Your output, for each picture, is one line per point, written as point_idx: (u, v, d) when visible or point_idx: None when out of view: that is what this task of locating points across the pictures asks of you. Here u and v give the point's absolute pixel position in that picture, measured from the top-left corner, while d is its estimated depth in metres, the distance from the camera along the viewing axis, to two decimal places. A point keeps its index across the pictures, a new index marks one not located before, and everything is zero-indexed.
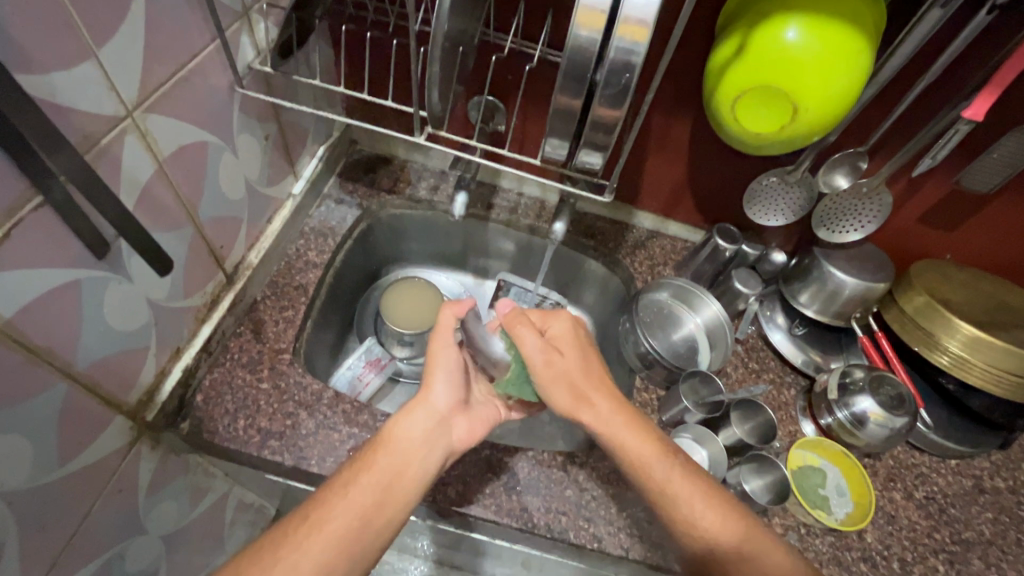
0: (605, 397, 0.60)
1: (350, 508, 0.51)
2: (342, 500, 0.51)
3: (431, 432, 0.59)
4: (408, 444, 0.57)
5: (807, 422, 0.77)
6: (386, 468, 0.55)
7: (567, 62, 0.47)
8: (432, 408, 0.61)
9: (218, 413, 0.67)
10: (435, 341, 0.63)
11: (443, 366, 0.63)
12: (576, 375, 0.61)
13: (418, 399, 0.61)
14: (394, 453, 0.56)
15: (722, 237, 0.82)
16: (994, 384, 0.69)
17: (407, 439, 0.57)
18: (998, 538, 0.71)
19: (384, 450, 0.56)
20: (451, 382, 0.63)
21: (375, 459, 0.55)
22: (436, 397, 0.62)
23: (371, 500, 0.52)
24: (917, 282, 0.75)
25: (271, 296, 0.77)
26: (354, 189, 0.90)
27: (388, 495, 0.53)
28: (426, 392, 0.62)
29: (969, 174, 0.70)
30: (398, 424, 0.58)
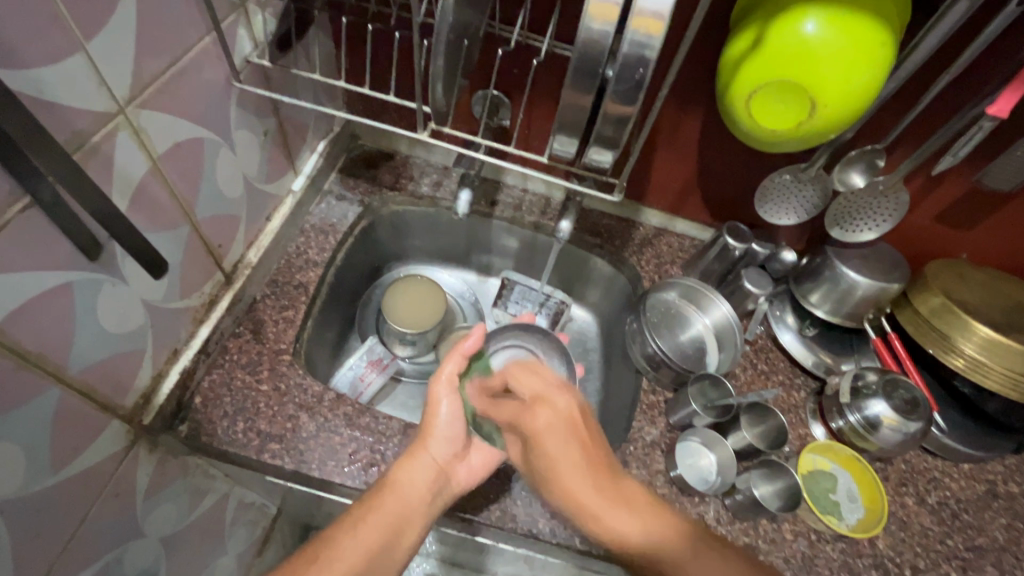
0: (591, 468, 0.57)
1: (359, 545, 0.54)
2: (351, 537, 0.54)
3: (432, 479, 0.60)
4: (413, 488, 0.59)
5: (818, 425, 0.76)
6: (392, 509, 0.57)
7: (578, 57, 0.45)
8: (431, 459, 0.61)
9: (217, 415, 0.65)
10: (437, 389, 0.64)
11: (441, 421, 0.64)
12: (544, 462, 0.59)
13: (419, 444, 0.62)
14: (400, 499, 0.58)
15: (732, 236, 0.80)
16: (1011, 388, 0.67)
17: (411, 484, 0.59)
18: (1012, 544, 0.70)
19: (388, 493, 0.58)
20: (451, 434, 0.64)
21: (381, 500, 0.57)
22: (435, 452, 0.62)
23: (378, 541, 0.55)
24: (933, 282, 0.73)
25: (271, 295, 0.75)
26: (355, 186, 0.88)
27: (394, 534, 0.56)
28: (425, 441, 0.63)
29: (991, 171, 0.68)
30: (403, 467, 0.60)
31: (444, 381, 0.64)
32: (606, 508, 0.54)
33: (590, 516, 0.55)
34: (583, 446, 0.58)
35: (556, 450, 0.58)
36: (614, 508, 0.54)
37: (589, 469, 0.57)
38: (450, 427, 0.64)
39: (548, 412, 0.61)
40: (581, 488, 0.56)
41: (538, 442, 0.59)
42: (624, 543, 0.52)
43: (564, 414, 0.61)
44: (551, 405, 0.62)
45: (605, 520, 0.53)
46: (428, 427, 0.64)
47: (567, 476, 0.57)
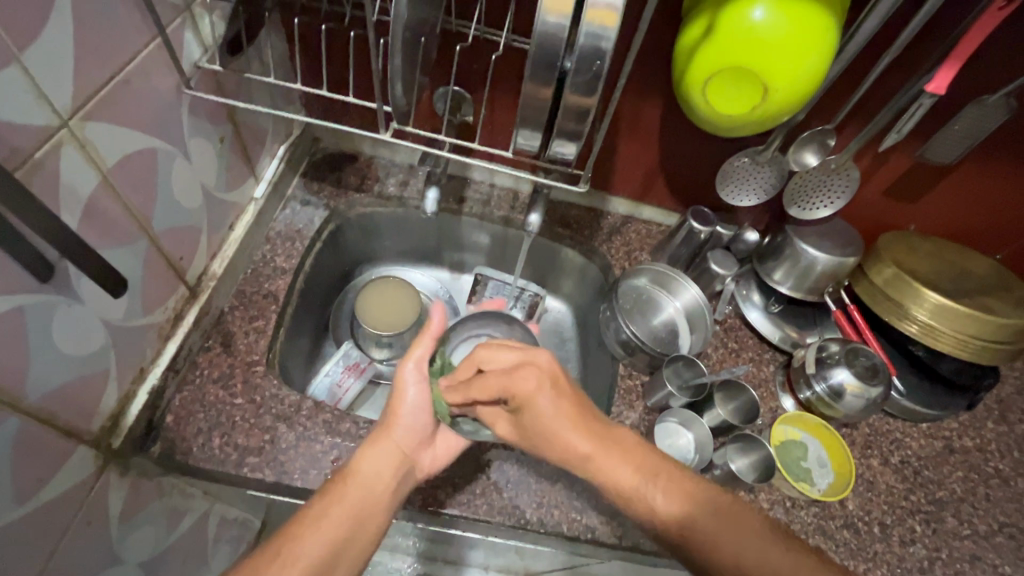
0: (579, 424, 0.54)
1: (322, 540, 0.52)
2: (315, 529, 0.52)
3: (392, 466, 0.59)
4: (375, 474, 0.58)
5: (787, 396, 0.79)
6: (353, 500, 0.56)
7: (536, 51, 0.45)
8: (394, 445, 0.60)
9: (191, 433, 0.64)
10: (404, 374, 0.63)
11: (406, 408, 0.62)
12: (541, 425, 0.55)
13: (382, 432, 0.61)
14: (362, 486, 0.57)
15: (697, 219, 0.82)
16: (961, 348, 0.72)
17: (373, 471, 0.58)
18: (969, 495, 0.74)
19: (351, 482, 0.57)
20: (414, 423, 0.62)
21: (343, 490, 0.56)
22: (398, 438, 0.61)
23: (342, 532, 0.53)
24: (885, 254, 0.78)
25: (239, 307, 0.73)
26: (320, 189, 0.86)
27: (356, 527, 0.54)
28: (389, 429, 0.61)
29: (932, 146, 0.72)
30: (364, 455, 0.59)
31: (416, 363, 0.63)
32: (602, 458, 0.53)
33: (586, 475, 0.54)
34: (567, 397, 0.55)
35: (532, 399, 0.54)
36: (607, 456, 0.54)
37: (573, 419, 0.54)
38: (415, 415, 0.63)
39: (532, 373, 0.55)
40: (575, 438, 0.54)
41: (529, 404, 0.55)
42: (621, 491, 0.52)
43: (539, 384, 0.55)
44: (535, 367, 0.56)
45: (602, 467, 0.53)
46: (392, 414, 0.62)
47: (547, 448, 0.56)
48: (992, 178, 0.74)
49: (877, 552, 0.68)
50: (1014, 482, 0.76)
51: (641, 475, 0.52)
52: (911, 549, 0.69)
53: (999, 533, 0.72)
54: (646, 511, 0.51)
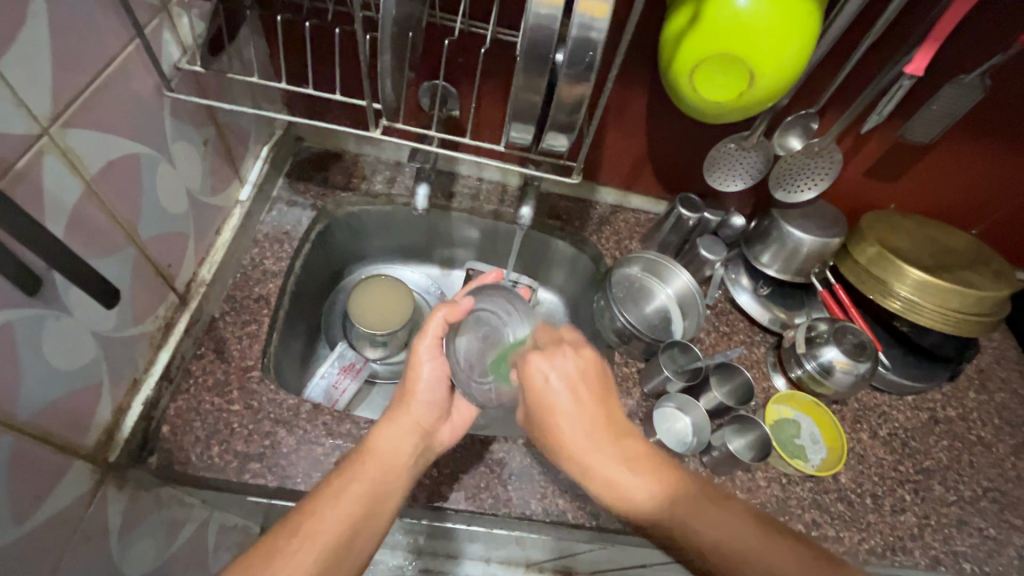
0: (587, 421, 0.56)
1: (339, 517, 0.51)
2: (332, 508, 0.52)
3: (408, 443, 0.59)
4: (392, 450, 0.58)
5: (778, 376, 0.80)
6: (372, 478, 0.55)
7: (527, 43, 0.45)
8: (411, 422, 0.61)
9: (188, 442, 0.62)
10: (419, 350, 0.63)
11: (422, 385, 0.63)
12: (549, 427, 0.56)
13: (400, 409, 0.62)
14: (380, 463, 0.56)
15: (685, 206, 0.83)
16: (943, 322, 0.74)
17: (392, 448, 0.58)
18: (954, 463, 0.77)
19: (368, 459, 0.56)
20: (432, 398, 0.63)
21: (361, 467, 0.55)
22: (415, 414, 0.61)
23: (361, 510, 0.53)
24: (869, 233, 0.80)
25: (230, 312, 0.72)
26: (306, 189, 0.85)
27: (376, 502, 0.54)
28: (406, 405, 0.62)
29: (911, 127, 0.73)
30: (380, 432, 0.59)
31: (430, 339, 0.62)
32: (585, 453, 0.54)
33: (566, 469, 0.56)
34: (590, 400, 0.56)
35: (565, 419, 0.55)
36: (592, 452, 0.54)
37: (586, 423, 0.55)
38: (432, 390, 0.63)
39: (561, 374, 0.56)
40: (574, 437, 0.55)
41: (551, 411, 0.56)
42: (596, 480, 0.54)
43: (575, 381, 0.57)
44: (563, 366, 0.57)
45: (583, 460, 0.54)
46: (408, 391, 0.63)
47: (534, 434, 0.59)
48: (970, 152, 0.77)
49: (870, 522, 0.71)
50: (995, 448, 0.80)
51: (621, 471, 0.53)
52: (902, 518, 0.72)
53: (983, 498, 0.75)
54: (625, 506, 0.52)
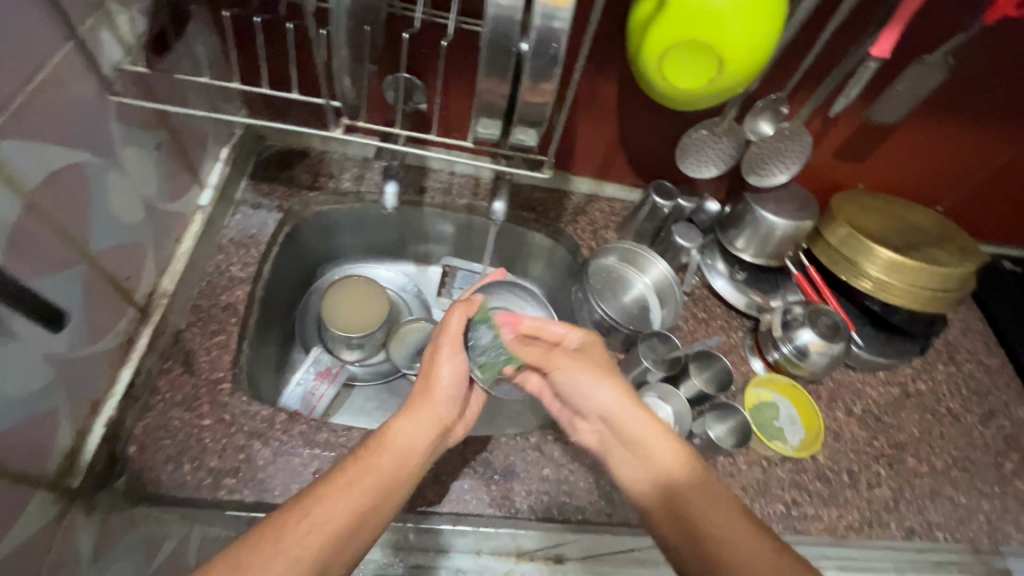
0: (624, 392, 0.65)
1: (349, 504, 0.51)
2: (342, 493, 0.52)
3: (427, 436, 0.59)
4: (409, 442, 0.58)
5: (756, 359, 0.81)
6: (384, 470, 0.55)
7: (491, 38, 0.44)
8: (434, 415, 0.60)
9: (159, 461, 0.60)
10: (445, 343, 0.62)
11: (444, 381, 0.62)
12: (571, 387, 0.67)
13: (422, 402, 0.61)
14: (395, 454, 0.56)
15: (659, 193, 0.83)
16: (911, 300, 0.76)
17: (409, 442, 0.58)
18: (925, 435, 0.80)
19: (385, 449, 0.56)
20: (452, 394, 0.62)
21: (375, 457, 0.55)
22: (437, 408, 0.61)
23: (369, 501, 0.53)
24: (840, 215, 0.81)
25: (197, 322, 0.69)
26: (270, 191, 0.82)
27: (387, 493, 0.54)
28: (430, 396, 0.61)
29: (877, 108, 0.73)
30: (399, 423, 0.58)
31: (451, 335, 0.62)
32: (626, 419, 0.64)
33: (600, 401, 0.65)
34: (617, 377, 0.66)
35: (603, 382, 0.65)
36: (632, 420, 0.63)
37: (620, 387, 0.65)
38: (453, 387, 0.62)
39: (589, 347, 0.69)
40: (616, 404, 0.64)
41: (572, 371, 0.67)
42: (635, 440, 0.63)
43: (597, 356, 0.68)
44: (590, 342, 0.69)
45: (625, 423, 0.64)
46: (430, 386, 0.62)
47: (581, 368, 0.67)
48: (936, 128, 0.78)
49: (848, 498, 0.72)
50: (964, 418, 0.82)
51: (657, 441, 0.62)
52: (878, 492, 0.74)
53: (953, 468, 0.78)
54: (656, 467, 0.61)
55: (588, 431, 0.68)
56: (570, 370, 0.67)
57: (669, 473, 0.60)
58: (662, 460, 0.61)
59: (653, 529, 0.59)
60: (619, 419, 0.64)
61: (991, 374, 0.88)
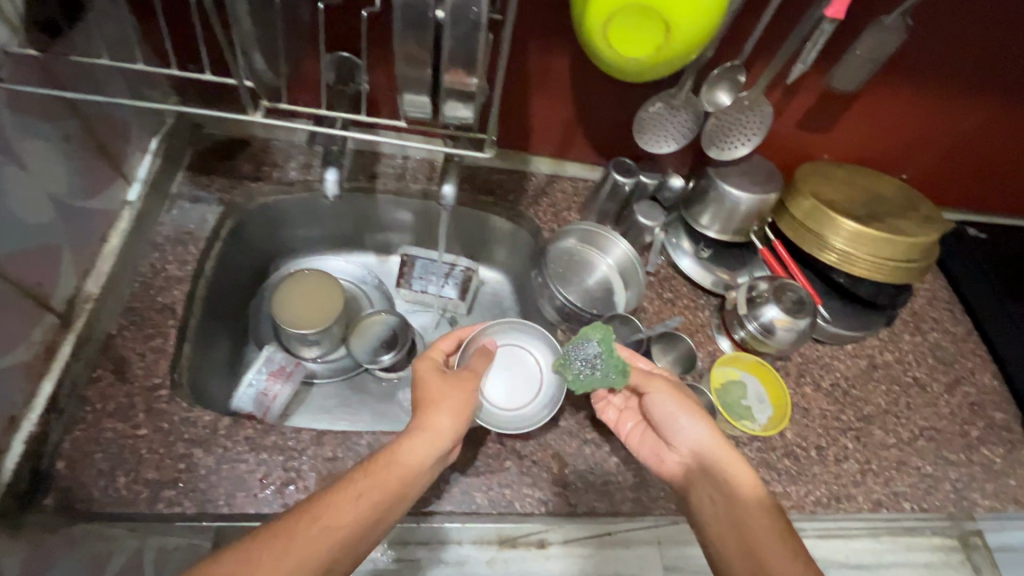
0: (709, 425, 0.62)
1: (356, 513, 0.50)
2: (349, 503, 0.50)
3: (434, 457, 0.56)
4: (414, 464, 0.54)
5: (723, 339, 0.79)
6: (388, 487, 0.52)
7: (401, 2, 0.40)
8: (442, 429, 0.57)
9: (91, 477, 0.56)
10: (469, 371, 0.63)
11: (458, 406, 0.59)
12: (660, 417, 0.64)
13: (428, 420, 0.57)
14: (399, 473, 0.53)
15: (619, 171, 0.80)
16: (876, 272, 0.75)
17: (415, 463, 0.54)
18: (892, 406, 0.79)
19: (391, 466, 0.53)
20: (460, 417, 0.59)
21: (384, 471, 0.53)
22: (439, 421, 0.57)
23: (372, 514, 0.51)
24: (803, 186, 0.79)
25: (129, 327, 0.65)
26: (209, 182, 0.77)
27: (387, 507, 0.52)
28: (432, 407, 0.58)
29: (836, 73, 0.71)
30: (406, 442, 0.55)
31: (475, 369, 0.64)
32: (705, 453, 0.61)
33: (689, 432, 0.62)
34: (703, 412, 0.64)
35: (692, 412, 0.63)
36: (712, 453, 0.61)
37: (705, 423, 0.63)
38: (466, 411, 0.59)
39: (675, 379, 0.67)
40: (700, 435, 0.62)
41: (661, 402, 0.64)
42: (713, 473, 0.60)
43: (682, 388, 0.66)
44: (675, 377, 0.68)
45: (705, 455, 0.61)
46: (439, 405, 0.58)
47: (675, 397, 0.64)
48: (900, 92, 0.75)
49: (815, 474, 0.72)
50: (930, 387, 0.82)
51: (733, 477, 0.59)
52: (845, 466, 0.73)
53: (920, 437, 0.77)
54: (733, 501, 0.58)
55: (675, 464, 0.64)
56: (665, 400, 0.64)
57: (747, 510, 0.57)
58: (740, 495, 0.58)
59: (721, 565, 0.56)
60: (709, 454, 0.61)
61: (958, 341, 0.87)
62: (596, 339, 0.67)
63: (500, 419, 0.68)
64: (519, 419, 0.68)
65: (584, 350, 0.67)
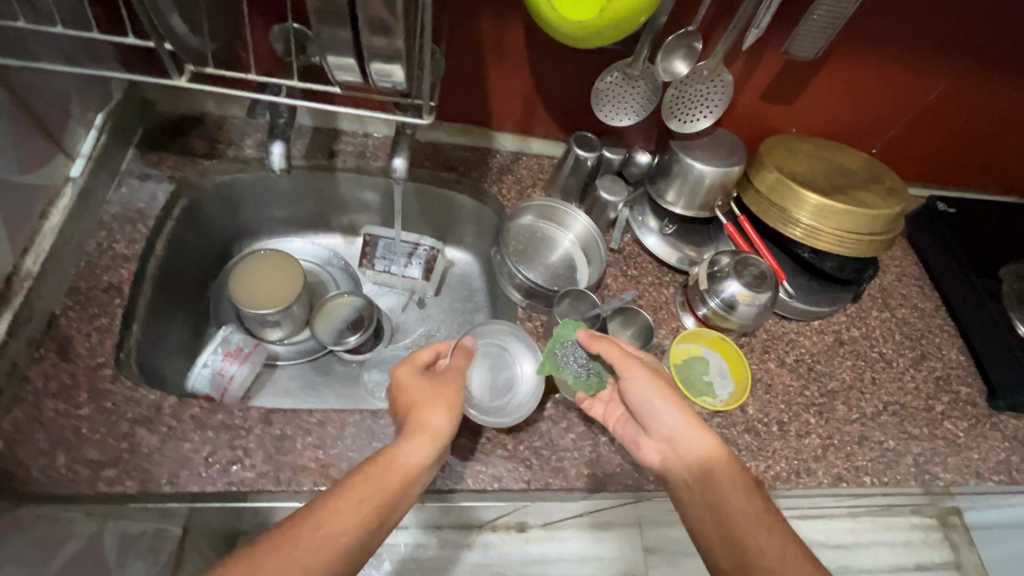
0: (688, 416, 0.60)
1: (356, 521, 0.49)
2: (347, 512, 0.49)
3: (432, 457, 0.55)
4: (413, 465, 0.53)
5: (687, 315, 0.78)
6: (388, 490, 0.51)
7: None
8: (437, 428, 0.55)
9: (29, 457, 0.55)
10: (449, 376, 0.61)
11: (445, 409, 0.57)
12: (637, 403, 0.62)
13: (422, 420, 0.56)
14: (398, 476, 0.52)
15: (581, 146, 0.78)
16: (841, 245, 0.74)
17: (414, 466, 0.53)
18: (856, 381, 0.79)
19: (389, 469, 0.52)
20: (450, 417, 0.57)
21: (383, 475, 0.52)
22: (432, 420, 0.56)
23: (375, 518, 0.50)
24: (767, 159, 0.78)
25: (74, 306, 0.64)
26: (160, 160, 0.75)
27: (390, 509, 0.51)
28: (421, 409, 0.57)
29: (795, 40, 0.70)
30: (403, 444, 0.53)
31: (456, 372, 0.62)
32: (683, 443, 0.60)
33: (667, 422, 0.60)
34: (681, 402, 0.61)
35: (673, 400, 0.61)
36: (691, 446, 0.59)
37: (683, 414, 0.60)
38: (454, 412, 0.58)
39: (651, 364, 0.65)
40: (678, 425, 0.60)
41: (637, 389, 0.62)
42: (694, 466, 0.59)
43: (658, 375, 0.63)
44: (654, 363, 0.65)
45: (684, 449, 0.60)
46: (427, 408, 0.57)
47: (654, 383, 0.61)
48: (863, 60, 0.74)
49: (776, 449, 0.71)
50: (896, 362, 0.82)
51: (715, 470, 0.58)
52: (807, 441, 0.73)
53: (883, 412, 0.77)
54: (714, 494, 0.57)
55: (652, 449, 0.62)
56: (645, 387, 0.61)
57: (731, 503, 0.57)
58: (722, 488, 0.57)
59: (694, 533, 0.58)
60: (684, 441, 0.60)
61: (926, 317, 0.87)
62: (573, 335, 0.68)
63: (509, 406, 0.67)
64: (504, 412, 0.67)
65: (567, 351, 0.68)
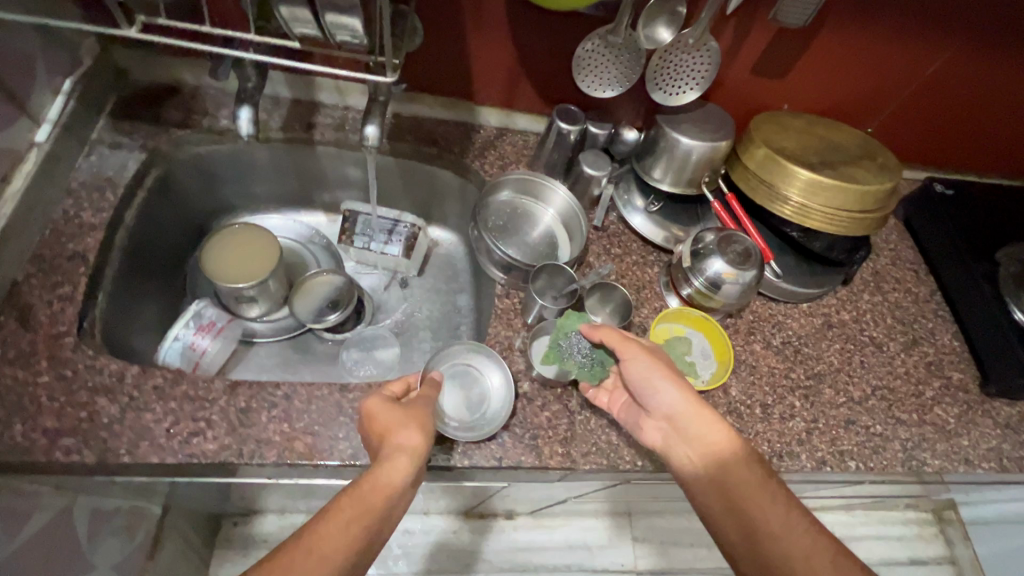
0: (689, 398, 0.59)
1: (348, 541, 0.47)
2: (338, 529, 0.47)
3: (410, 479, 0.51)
4: (395, 487, 0.50)
5: (671, 295, 0.76)
6: (375, 510, 0.48)
7: None
8: (411, 449, 0.52)
9: None
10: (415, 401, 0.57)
11: (417, 432, 0.53)
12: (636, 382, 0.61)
13: (396, 441, 0.52)
14: (381, 497, 0.49)
15: (563, 119, 0.75)
16: (831, 223, 0.72)
17: (396, 487, 0.50)
18: (845, 364, 0.77)
19: (374, 489, 0.49)
20: (422, 439, 0.53)
21: (369, 494, 0.49)
22: (405, 442, 0.52)
23: (366, 536, 0.47)
24: (756, 135, 0.75)
25: (37, 274, 0.62)
26: (133, 129, 0.74)
27: (378, 528, 0.48)
28: (394, 432, 0.53)
29: (783, 8, 0.67)
30: (384, 465, 0.50)
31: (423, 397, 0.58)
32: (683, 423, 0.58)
33: (667, 402, 0.59)
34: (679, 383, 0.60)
35: (673, 381, 0.60)
36: (693, 426, 0.58)
37: (683, 395, 0.59)
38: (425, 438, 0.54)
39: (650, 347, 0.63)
40: (678, 404, 0.59)
41: (635, 369, 0.61)
42: (698, 447, 0.57)
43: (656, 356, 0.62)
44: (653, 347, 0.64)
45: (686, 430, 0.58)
46: (398, 433, 0.53)
47: (652, 363, 0.61)
48: (859, 29, 0.71)
49: (758, 431, 0.69)
50: (887, 347, 0.79)
51: (718, 451, 0.57)
52: (791, 424, 0.71)
53: (871, 397, 0.75)
54: (719, 476, 0.56)
55: (652, 429, 0.61)
56: (642, 367, 0.60)
57: (738, 485, 0.55)
58: (727, 470, 0.56)
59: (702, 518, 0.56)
60: (683, 418, 0.58)
61: (919, 302, 0.84)
62: (577, 326, 0.67)
63: (488, 414, 0.65)
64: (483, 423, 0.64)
65: (572, 342, 0.66)
